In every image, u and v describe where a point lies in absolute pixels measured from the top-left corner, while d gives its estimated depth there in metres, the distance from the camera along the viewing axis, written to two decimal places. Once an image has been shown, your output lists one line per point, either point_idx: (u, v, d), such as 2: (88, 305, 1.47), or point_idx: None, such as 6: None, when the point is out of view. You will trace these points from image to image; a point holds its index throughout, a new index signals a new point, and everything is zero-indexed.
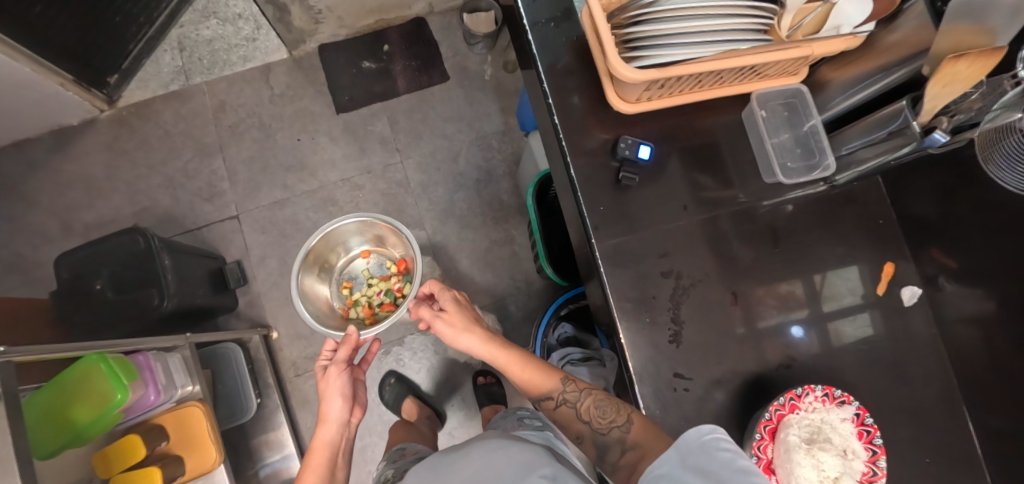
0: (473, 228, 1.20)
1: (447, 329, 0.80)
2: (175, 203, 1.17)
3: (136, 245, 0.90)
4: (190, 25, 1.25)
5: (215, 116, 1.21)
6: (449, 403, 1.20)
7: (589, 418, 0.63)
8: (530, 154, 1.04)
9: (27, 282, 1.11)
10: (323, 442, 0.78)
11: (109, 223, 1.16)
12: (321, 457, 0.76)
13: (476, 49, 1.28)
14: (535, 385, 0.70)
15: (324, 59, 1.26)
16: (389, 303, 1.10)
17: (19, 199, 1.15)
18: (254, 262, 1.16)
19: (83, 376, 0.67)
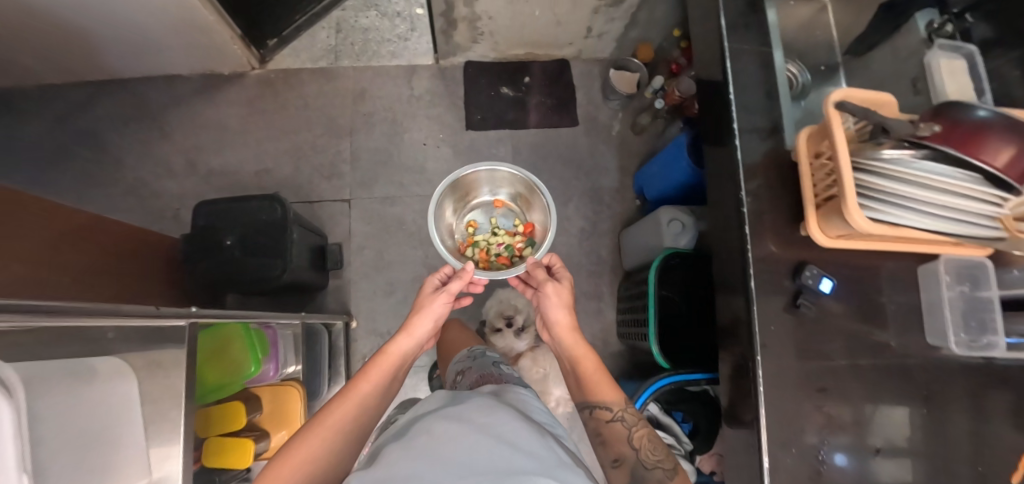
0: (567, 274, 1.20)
1: (554, 298, 0.84)
2: (295, 172, 1.20)
3: (271, 214, 0.93)
4: (352, 11, 1.32)
5: (353, 100, 1.26)
6: None
7: (640, 445, 0.69)
8: (649, 224, 1.05)
9: (147, 209, 1.18)
10: (396, 357, 0.88)
11: (232, 173, 1.21)
12: (385, 373, 0.84)
13: (612, 103, 1.30)
14: (600, 393, 0.74)
15: (466, 75, 1.29)
16: (506, 258, 1.16)
17: (158, 130, 1.23)
18: (353, 249, 1.18)
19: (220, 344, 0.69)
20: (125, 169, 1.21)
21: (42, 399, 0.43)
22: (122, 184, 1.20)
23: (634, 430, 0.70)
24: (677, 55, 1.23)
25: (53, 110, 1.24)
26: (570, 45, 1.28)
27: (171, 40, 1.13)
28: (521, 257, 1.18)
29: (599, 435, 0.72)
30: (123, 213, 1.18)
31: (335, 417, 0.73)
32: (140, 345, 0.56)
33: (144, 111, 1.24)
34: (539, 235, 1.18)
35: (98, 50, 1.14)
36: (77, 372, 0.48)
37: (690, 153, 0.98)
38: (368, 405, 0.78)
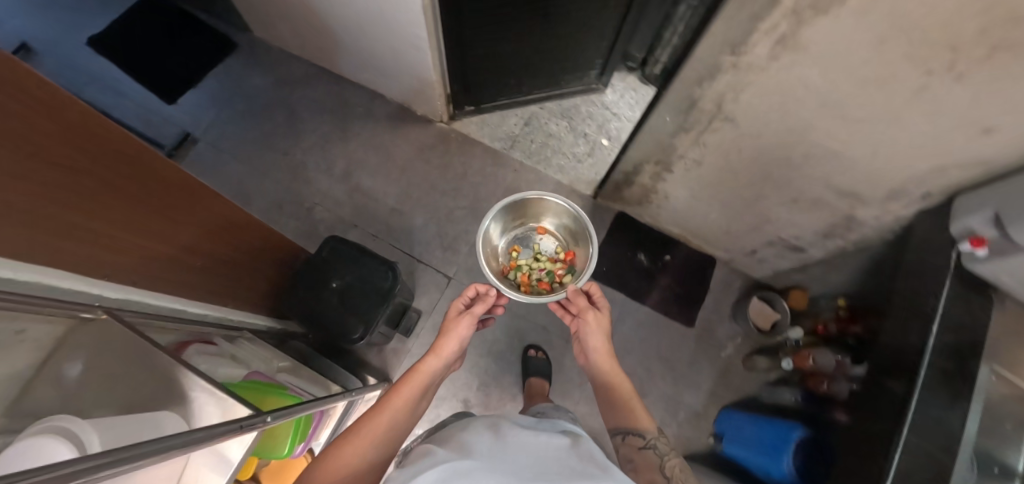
0: None
1: (592, 326, 0.94)
2: (422, 228, 1.27)
3: (383, 286, 0.99)
4: (547, 113, 1.42)
5: (504, 192, 1.31)
6: None
7: (671, 472, 0.70)
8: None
9: (295, 192, 1.30)
10: (421, 374, 0.90)
11: (373, 198, 1.30)
12: (411, 389, 0.86)
13: (735, 325, 1.23)
14: (632, 421, 0.80)
15: (614, 223, 1.30)
16: (547, 284, 1.14)
17: (341, 131, 1.36)
18: (429, 323, 1.20)
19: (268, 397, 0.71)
20: (299, 148, 1.35)
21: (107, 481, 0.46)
22: (289, 159, 1.33)
23: (665, 459, 0.73)
24: (828, 319, 1.13)
25: (279, 74, 1.42)
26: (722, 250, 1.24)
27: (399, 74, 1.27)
28: (561, 283, 1.15)
29: (630, 459, 0.75)
30: (276, 184, 1.31)
31: (367, 428, 0.76)
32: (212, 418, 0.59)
33: (340, 110, 1.38)
34: (580, 263, 1.15)
35: (338, 53, 1.31)
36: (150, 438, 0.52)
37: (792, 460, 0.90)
38: (400, 416, 0.82)
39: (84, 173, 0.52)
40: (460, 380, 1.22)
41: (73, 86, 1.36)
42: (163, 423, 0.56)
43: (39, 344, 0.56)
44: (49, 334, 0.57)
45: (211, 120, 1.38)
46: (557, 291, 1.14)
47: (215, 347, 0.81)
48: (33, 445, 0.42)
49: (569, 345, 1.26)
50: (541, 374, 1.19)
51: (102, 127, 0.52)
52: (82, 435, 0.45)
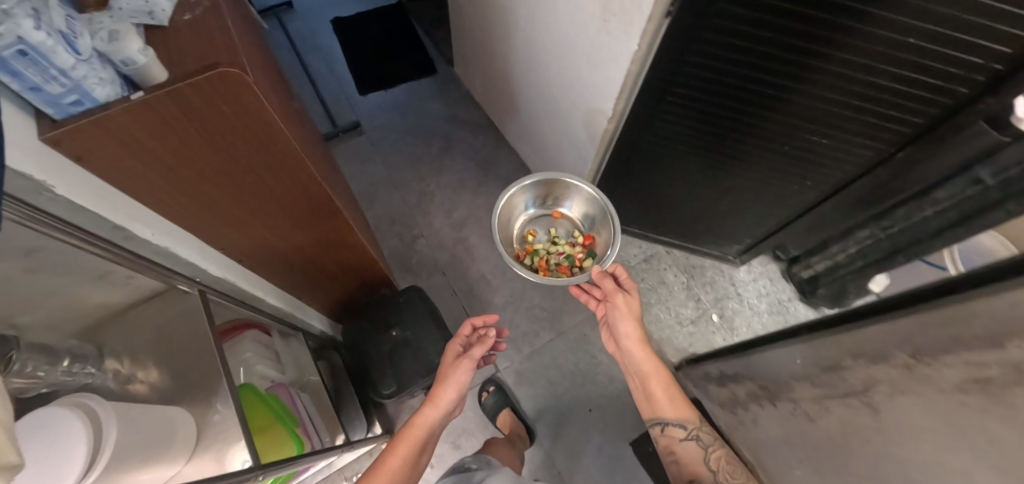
0: None
1: (621, 315, 0.87)
2: (499, 308, 1.26)
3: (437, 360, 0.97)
4: (672, 261, 1.47)
5: (590, 318, 1.27)
6: None
7: (716, 464, 0.74)
8: None
9: (412, 216, 1.38)
10: (419, 429, 0.82)
11: (471, 257, 1.32)
12: (409, 448, 0.79)
13: None
14: (670, 412, 0.81)
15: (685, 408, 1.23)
16: (566, 267, 1.18)
17: (477, 183, 1.43)
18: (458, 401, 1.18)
19: (265, 425, 0.68)
20: (436, 179, 1.43)
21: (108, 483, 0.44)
22: (423, 186, 1.42)
23: (708, 449, 0.76)
24: None
25: (456, 111, 1.54)
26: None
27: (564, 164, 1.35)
28: (580, 267, 1.19)
29: (672, 452, 0.80)
30: (401, 201, 1.39)
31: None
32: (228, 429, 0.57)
33: (487, 164, 1.46)
34: (600, 245, 1.20)
35: (512, 121, 1.40)
36: (155, 444, 0.50)
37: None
38: (399, 478, 0.77)
39: (250, 171, 0.60)
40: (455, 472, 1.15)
41: (306, 48, 1.60)
42: (176, 424, 0.54)
43: (138, 291, 0.57)
44: (150, 286, 0.58)
45: (382, 121, 1.51)
46: (575, 274, 1.19)
47: (269, 340, 0.82)
48: (65, 419, 0.42)
49: None
50: None
51: (304, 167, 0.64)
52: (104, 424, 0.44)
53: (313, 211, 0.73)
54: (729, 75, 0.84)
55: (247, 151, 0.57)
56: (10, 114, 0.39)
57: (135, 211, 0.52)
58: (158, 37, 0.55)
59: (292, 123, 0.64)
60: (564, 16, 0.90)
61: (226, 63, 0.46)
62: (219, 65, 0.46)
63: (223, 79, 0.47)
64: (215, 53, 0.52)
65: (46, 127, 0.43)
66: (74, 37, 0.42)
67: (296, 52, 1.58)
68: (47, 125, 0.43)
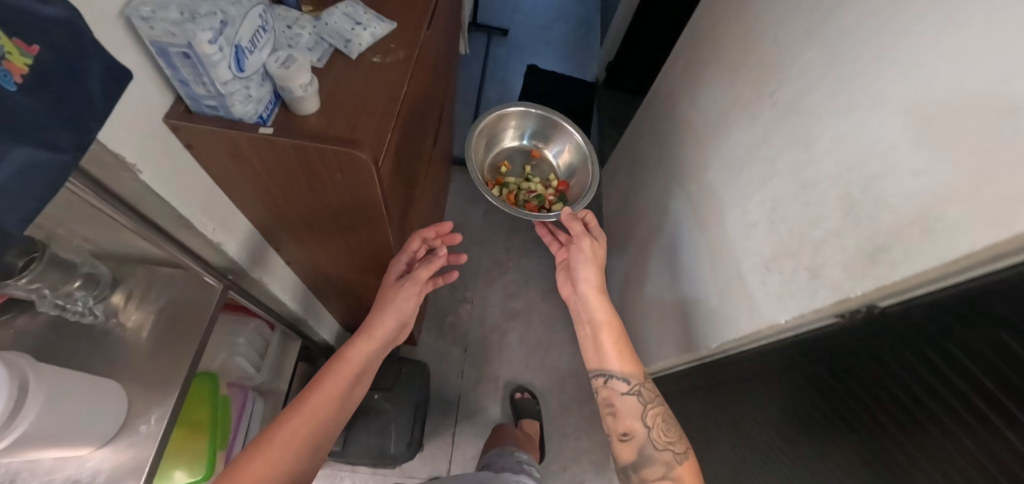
0: None
1: (582, 260, 0.73)
2: (488, 418, 1.18)
3: (388, 449, 0.89)
4: None
5: None
6: None
7: (654, 424, 0.67)
8: None
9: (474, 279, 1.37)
10: (347, 363, 0.66)
11: (497, 352, 1.28)
12: (334, 392, 0.65)
13: None
14: (615, 364, 0.70)
15: None
16: (534, 204, 1.13)
17: (548, 289, 1.39)
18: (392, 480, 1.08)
19: (190, 422, 0.65)
20: (517, 259, 1.42)
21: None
22: (502, 258, 1.41)
23: (647, 408, 0.68)
24: None
25: None
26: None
27: (642, 332, 1.23)
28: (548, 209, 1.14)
29: (610, 407, 0.70)
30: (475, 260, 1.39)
31: (272, 448, 0.58)
32: (143, 436, 0.51)
33: None
34: (573, 193, 1.15)
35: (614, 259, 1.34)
36: (65, 423, 0.45)
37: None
38: (322, 427, 0.63)
39: (331, 215, 0.58)
40: None
41: (492, 78, 1.66)
42: (106, 400, 0.49)
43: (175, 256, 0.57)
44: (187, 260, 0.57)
45: None
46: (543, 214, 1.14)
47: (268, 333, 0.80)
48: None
49: None
50: None
51: (381, 232, 0.62)
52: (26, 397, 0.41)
53: (367, 261, 0.71)
54: (845, 373, 0.59)
55: (336, 203, 0.55)
56: (149, 92, 0.40)
57: (210, 203, 0.51)
58: (340, 64, 0.55)
59: (395, 188, 0.62)
60: (731, 227, 0.80)
61: (358, 151, 0.45)
62: (352, 148, 0.46)
63: (353, 159, 0.46)
64: (364, 121, 0.50)
65: (174, 113, 0.43)
66: (250, 53, 0.42)
67: (483, 76, 1.64)
68: (177, 112, 0.43)
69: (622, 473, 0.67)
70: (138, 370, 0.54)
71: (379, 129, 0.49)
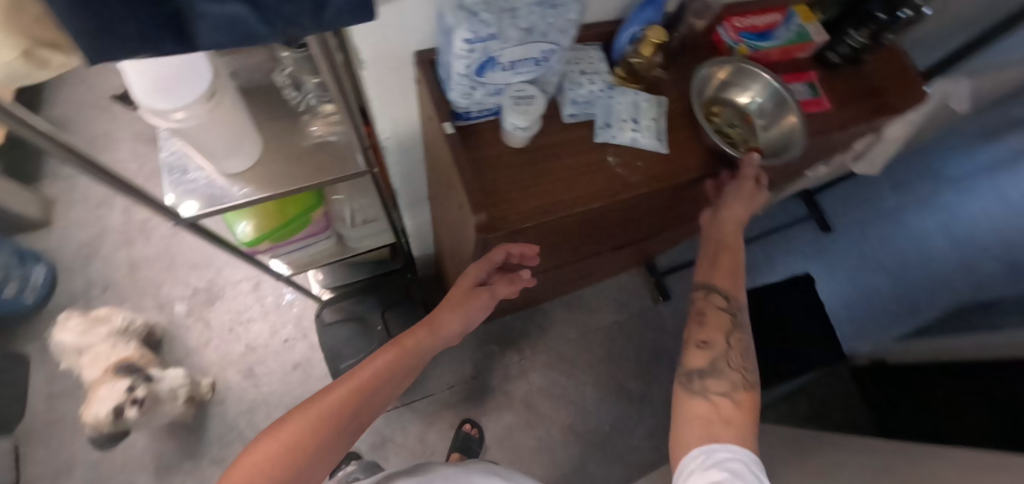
0: (47, 433, 0.94)
1: (734, 196, 0.55)
2: (419, 424, 1.03)
3: (339, 361, 0.91)
4: None
5: None
6: (116, 230, 1.09)
7: (729, 348, 0.52)
8: None
9: (553, 330, 1.13)
10: (399, 349, 0.54)
11: (489, 399, 1.06)
12: (383, 371, 0.52)
13: None
14: (719, 276, 0.56)
15: None
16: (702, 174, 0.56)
17: (588, 419, 1.07)
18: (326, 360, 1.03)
19: (277, 206, 0.72)
20: (601, 364, 1.12)
21: (184, 133, 0.52)
22: (590, 346, 1.13)
23: (734, 327, 0.54)
24: None
25: None
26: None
27: None
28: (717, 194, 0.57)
29: (700, 315, 0.55)
30: (572, 319, 1.15)
31: (301, 420, 0.45)
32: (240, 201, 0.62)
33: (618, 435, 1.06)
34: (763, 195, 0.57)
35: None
36: (218, 144, 0.56)
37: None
38: (361, 410, 0.49)
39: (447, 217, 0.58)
40: (249, 351, 1.02)
41: (773, 243, 1.34)
42: (241, 146, 0.59)
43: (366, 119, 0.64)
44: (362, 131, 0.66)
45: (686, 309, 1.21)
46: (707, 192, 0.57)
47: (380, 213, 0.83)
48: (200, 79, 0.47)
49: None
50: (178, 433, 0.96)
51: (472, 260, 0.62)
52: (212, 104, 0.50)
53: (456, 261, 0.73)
54: None
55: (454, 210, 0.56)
56: (420, 31, 0.44)
57: (398, 111, 0.55)
58: (581, 131, 0.51)
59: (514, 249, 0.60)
60: None
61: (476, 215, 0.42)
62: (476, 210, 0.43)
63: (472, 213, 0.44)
64: (527, 193, 0.47)
65: (424, 55, 0.46)
66: (502, 70, 0.42)
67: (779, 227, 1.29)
68: (426, 56, 0.46)
69: (677, 380, 0.52)
70: (279, 160, 0.65)
71: (521, 214, 0.46)
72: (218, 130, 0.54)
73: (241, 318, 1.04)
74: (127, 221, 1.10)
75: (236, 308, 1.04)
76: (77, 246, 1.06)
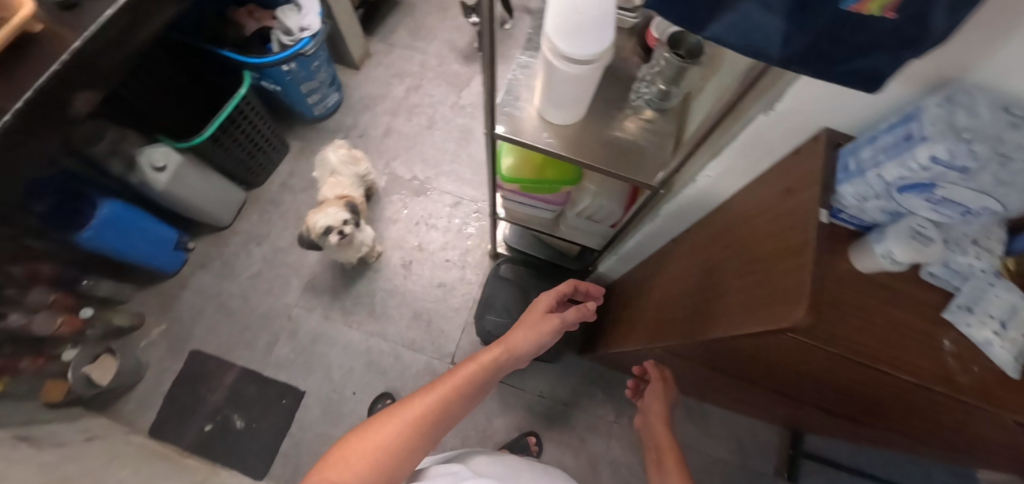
0: (270, 207, 1.17)
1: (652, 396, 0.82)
2: (496, 402, 1.05)
3: (486, 311, 0.95)
4: None
5: None
6: (394, 96, 1.28)
7: None
8: (184, 189, 1.00)
9: None
10: (472, 370, 0.63)
11: (564, 429, 1.04)
12: (450, 395, 0.61)
13: (97, 365, 1.01)
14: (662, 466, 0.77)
15: (250, 464, 1.01)
16: None
17: None
18: (467, 298, 1.10)
19: (542, 162, 0.77)
20: None
21: (554, 73, 0.57)
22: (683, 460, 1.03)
23: None
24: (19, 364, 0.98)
25: None
26: (111, 419, 1.02)
27: None
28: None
29: None
30: (681, 422, 1.05)
31: (386, 427, 0.56)
32: (538, 144, 0.66)
33: None
34: None
35: None
36: (564, 97, 0.60)
37: (92, 218, 0.91)
38: (435, 422, 0.59)
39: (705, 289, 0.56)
40: (420, 248, 1.14)
41: None
42: (574, 106, 0.62)
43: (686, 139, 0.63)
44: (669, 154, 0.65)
45: None
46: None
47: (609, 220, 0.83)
48: (599, 45, 0.53)
49: (311, 303, 1.10)
50: (341, 271, 1.13)
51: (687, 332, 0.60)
52: (593, 62, 0.54)
53: (656, 314, 0.71)
54: None
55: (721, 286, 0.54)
56: (857, 115, 0.41)
57: (746, 160, 0.51)
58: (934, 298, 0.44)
59: (722, 357, 0.58)
60: None
61: (789, 331, 0.39)
62: (785, 328, 0.40)
63: (776, 322, 0.41)
64: (845, 339, 0.41)
65: (835, 136, 0.43)
66: (925, 198, 0.38)
67: None
68: (837, 138, 0.43)
69: None
70: (585, 129, 0.67)
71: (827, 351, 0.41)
72: (576, 85, 0.58)
73: (431, 220, 1.16)
74: (405, 94, 1.28)
75: (434, 209, 1.17)
76: (363, 93, 1.28)
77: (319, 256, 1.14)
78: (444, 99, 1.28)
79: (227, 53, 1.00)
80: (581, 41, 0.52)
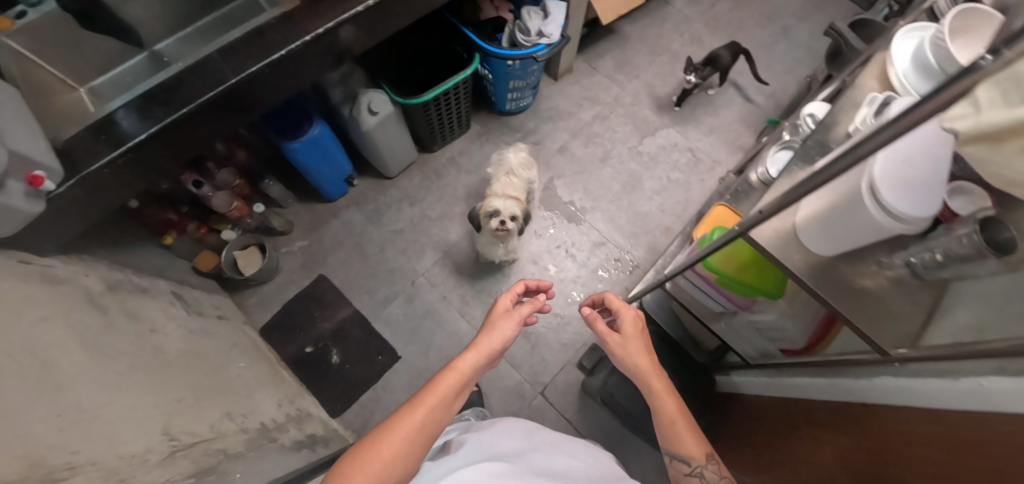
0: (434, 175, 1.22)
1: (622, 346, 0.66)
2: None
3: None
4: None
5: None
6: (580, 119, 1.29)
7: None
8: (382, 137, 1.06)
9: None
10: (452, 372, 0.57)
11: None
12: (438, 404, 0.55)
13: (246, 254, 1.10)
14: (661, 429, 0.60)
15: (331, 400, 1.06)
16: None
17: None
18: (579, 338, 1.10)
19: (746, 261, 0.74)
20: None
21: (850, 208, 0.54)
22: None
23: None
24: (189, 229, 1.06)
25: None
26: (236, 304, 1.10)
27: None
28: None
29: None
30: None
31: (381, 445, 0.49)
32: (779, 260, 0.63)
33: None
34: None
35: None
36: (841, 230, 0.57)
37: (304, 134, 0.98)
38: (428, 431, 0.53)
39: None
40: (553, 272, 1.14)
41: None
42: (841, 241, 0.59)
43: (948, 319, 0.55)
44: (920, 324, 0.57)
45: None
46: None
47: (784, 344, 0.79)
48: (917, 208, 0.50)
49: (437, 279, 1.14)
50: (474, 261, 1.16)
51: None
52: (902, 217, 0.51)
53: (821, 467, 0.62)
54: None
55: None
56: None
57: None
58: None
59: None
60: None
61: None
62: None
63: None
64: None
65: None
66: None
67: None
68: None
69: None
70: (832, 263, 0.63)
71: None
72: (865, 228, 0.54)
73: (572, 250, 1.16)
74: (590, 121, 1.29)
75: (578, 240, 1.17)
76: (553, 105, 1.30)
77: (459, 239, 1.17)
78: (625, 140, 1.28)
79: (468, 32, 1.04)
80: (905, 195, 0.50)
